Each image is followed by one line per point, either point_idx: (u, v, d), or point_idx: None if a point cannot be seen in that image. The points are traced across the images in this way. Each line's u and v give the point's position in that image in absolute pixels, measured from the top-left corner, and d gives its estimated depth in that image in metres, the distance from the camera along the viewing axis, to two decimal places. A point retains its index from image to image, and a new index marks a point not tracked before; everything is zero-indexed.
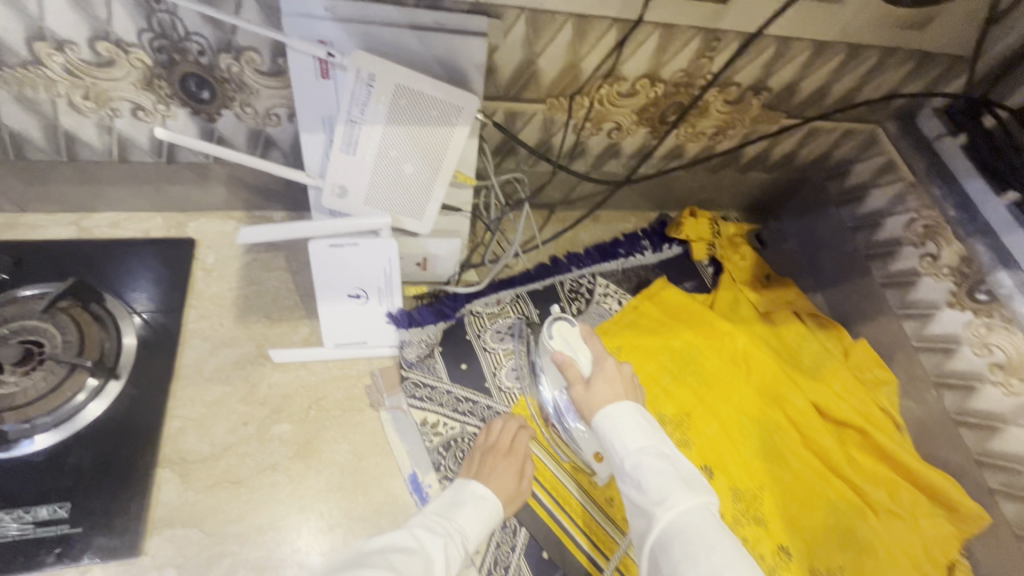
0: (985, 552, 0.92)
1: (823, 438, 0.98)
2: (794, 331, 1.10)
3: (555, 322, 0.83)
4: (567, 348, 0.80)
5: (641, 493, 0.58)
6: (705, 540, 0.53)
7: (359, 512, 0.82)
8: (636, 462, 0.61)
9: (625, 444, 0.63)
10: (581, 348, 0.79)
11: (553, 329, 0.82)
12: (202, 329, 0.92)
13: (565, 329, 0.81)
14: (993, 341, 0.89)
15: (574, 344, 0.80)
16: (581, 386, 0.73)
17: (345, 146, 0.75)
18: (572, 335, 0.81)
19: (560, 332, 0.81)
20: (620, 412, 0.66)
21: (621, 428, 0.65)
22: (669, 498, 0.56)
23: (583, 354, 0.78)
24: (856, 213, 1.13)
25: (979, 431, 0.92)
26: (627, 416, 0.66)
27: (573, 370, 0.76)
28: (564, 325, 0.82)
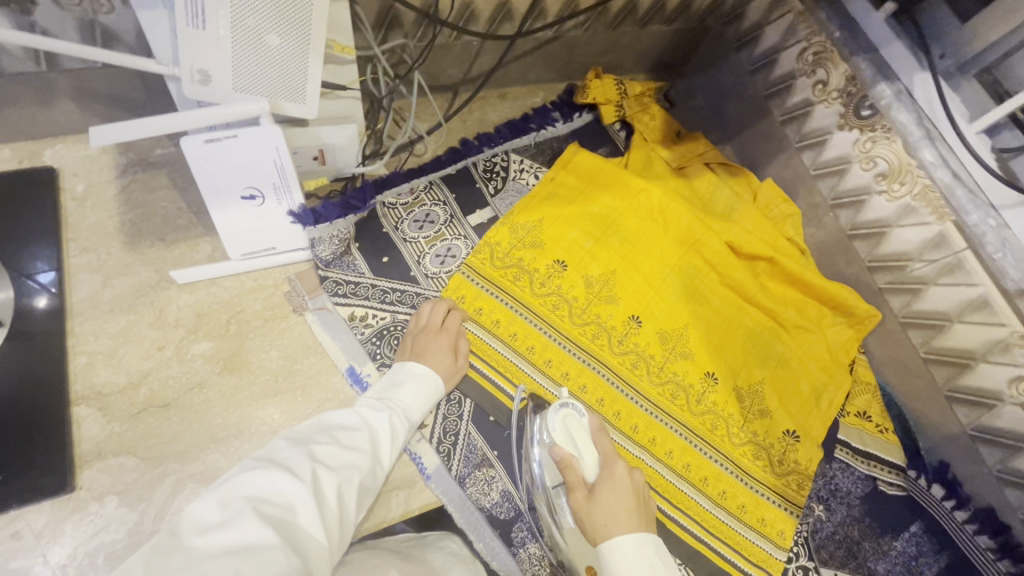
0: (878, 345, 1.03)
1: (737, 273, 1.05)
2: (704, 181, 1.14)
3: (561, 409, 0.82)
4: (571, 443, 0.80)
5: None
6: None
7: (301, 412, 0.82)
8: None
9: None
10: (587, 448, 0.79)
11: (556, 416, 0.81)
12: (88, 261, 0.84)
13: (572, 420, 0.81)
14: (876, 153, 0.94)
15: (577, 436, 0.80)
16: (583, 494, 0.75)
17: (191, 20, 0.66)
18: (578, 428, 0.81)
19: (564, 422, 0.81)
20: (636, 550, 0.68)
21: (635, 571, 0.66)
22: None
23: (587, 450, 0.79)
24: (754, 55, 1.14)
25: (869, 241, 1.00)
26: (638, 559, 0.67)
27: (576, 473, 0.77)
28: (571, 413, 0.81)
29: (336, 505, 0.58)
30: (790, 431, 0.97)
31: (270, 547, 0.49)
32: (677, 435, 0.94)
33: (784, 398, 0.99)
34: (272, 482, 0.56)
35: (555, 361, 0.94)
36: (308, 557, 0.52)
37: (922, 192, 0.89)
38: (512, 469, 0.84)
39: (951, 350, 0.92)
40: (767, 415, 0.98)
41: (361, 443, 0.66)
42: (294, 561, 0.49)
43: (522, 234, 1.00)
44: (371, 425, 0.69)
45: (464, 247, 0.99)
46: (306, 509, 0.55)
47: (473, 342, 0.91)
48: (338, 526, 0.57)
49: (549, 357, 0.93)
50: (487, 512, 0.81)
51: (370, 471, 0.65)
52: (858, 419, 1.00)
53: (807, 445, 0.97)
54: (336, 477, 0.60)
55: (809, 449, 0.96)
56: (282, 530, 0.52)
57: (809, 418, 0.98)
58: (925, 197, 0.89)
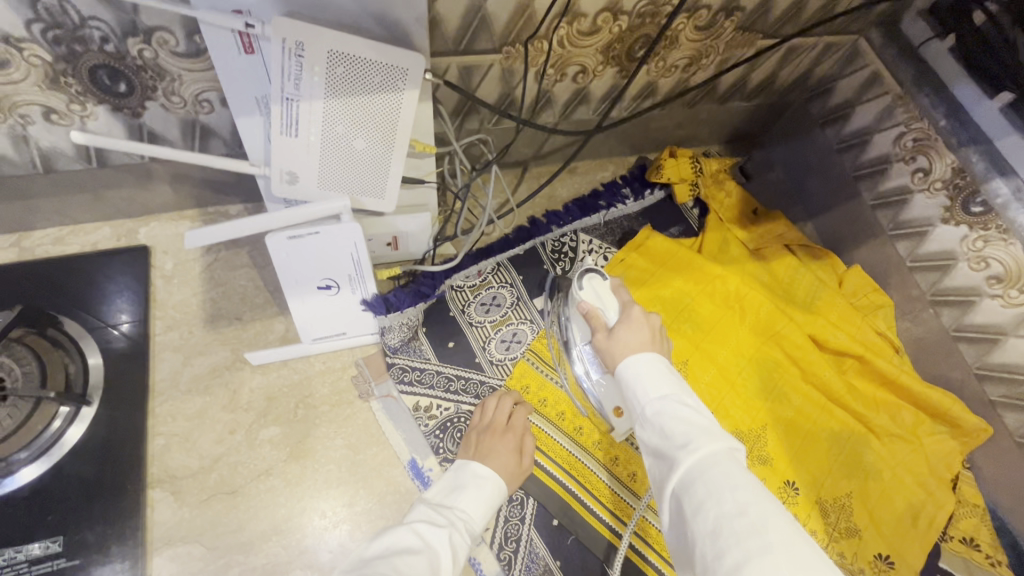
0: (986, 462, 0.93)
1: (822, 370, 0.97)
2: (787, 265, 1.07)
3: (586, 275, 0.76)
4: (596, 298, 0.74)
5: (663, 438, 0.54)
6: (735, 488, 0.48)
7: (363, 504, 0.81)
8: (657, 410, 0.56)
9: (644, 391, 0.58)
10: (610, 302, 0.73)
11: (582, 281, 0.76)
12: (171, 340, 0.87)
13: (597, 281, 0.75)
14: (989, 254, 0.86)
15: (602, 294, 0.73)
16: (604, 335, 0.68)
17: (285, 128, 0.69)
18: (604, 288, 0.74)
19: (592, 284, 0.74)
20: (646, 362, 0.60)
21: (639, 367, 0.60)
22: (694, 441, 0.51)
23: (609, 300, 0.73)
24: (842, 133, 1.07)
25: (978, 346, 0.90)
26: (649, 364, 0.60)
27: (599, 321, 0.71)
28: (596, 277, 0.75)
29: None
30: (882, 555, 0.88)
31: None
32: None
33: (876, 515, 0.90)
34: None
35: (622, 461, 0.88)
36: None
37: None
38: None
39: None
40: (855, 534, 0.89)
41: (420, 573, 0.58)
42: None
43: None
44: (431, 549, 0.62)
45: (530, 331, 0.96)
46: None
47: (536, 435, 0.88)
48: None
49: (615, 454, 0.88)
50: None
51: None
52: (963, 546, 0.89)
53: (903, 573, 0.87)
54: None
55: None
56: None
57: (905, 541, 0.88)
58: None
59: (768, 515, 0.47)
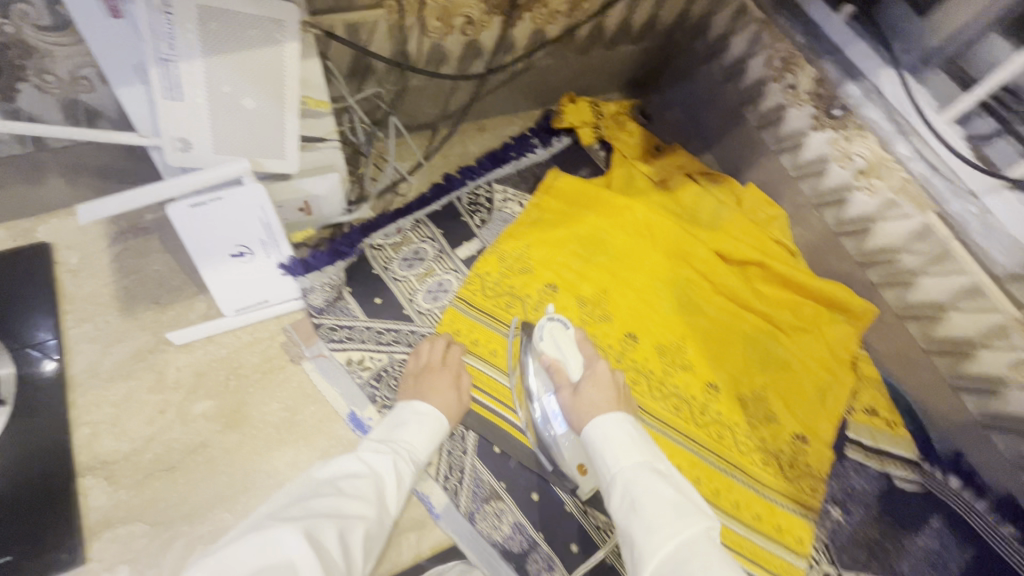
0: (878, 339, 1.03)
1: (729, 280, 1.05)
2: (689, 191, 1.15)
3: (548, 322, 0.87)
4: (556, 349, 0.86)
5: (634, 511, 0.65)
6: (700, 562, 0.59)
7: (307, 460, 0.82)
8: (628, 479, 0.68)
9: (617, 460, 0.71)
10: (572, 355, 0.85)
11: (543, 329, 0.87)
12: (86, 332, 0.85)
13: (558, 330, 0.87)
14: (853, 151, 0.95)
15: (563, 344, 0.86)
16: (570, 392, 0.83)
17: (167, 92, 0.68)
18: (564, 338, 0.87)
19: (552, 333, 0.87)
20: (613, 424, 0.75)
21: (615, 441, 0.73)
22: (664, 519, 0.63)
23: (572, 356, 0.85)
24: (723, 65, 1.16)
25: (856, 236, 1.00)
26: (616, 428, 0.74)
27: (563, 375, 0.85)
28: (557, 325, 0.87)
29: (340, 558, 0.59)
30: (798, 434, 0.96)
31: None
32: (684, 449, 0.92)
33: (789, 401, 0.99)
34: (274, 539, 0.57)
35: None
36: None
37: (902, 186, 0.90)
38: (522, 500, 0.84)
39: (949, 340, 0.91)
40: (773, 419, 0.97)
41: (366, 491, 0.68)
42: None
43: (511, 262, 1.02)
44: (377, 472, 0.70)
45: (455, 280, 0.99)
46: (308, 561, 0.56)
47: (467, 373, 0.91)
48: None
49: None
50: (500, 547, 0.80)
51: (376, 519, 0.67)
52: (866, 416, 0.99)
53: (816, 447, 0.96)
54: (336, 523, 0.62)
55: (819, 451, 0.95)
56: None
57: (816, 420, 0.97)
58: (906, 191, 0.89)
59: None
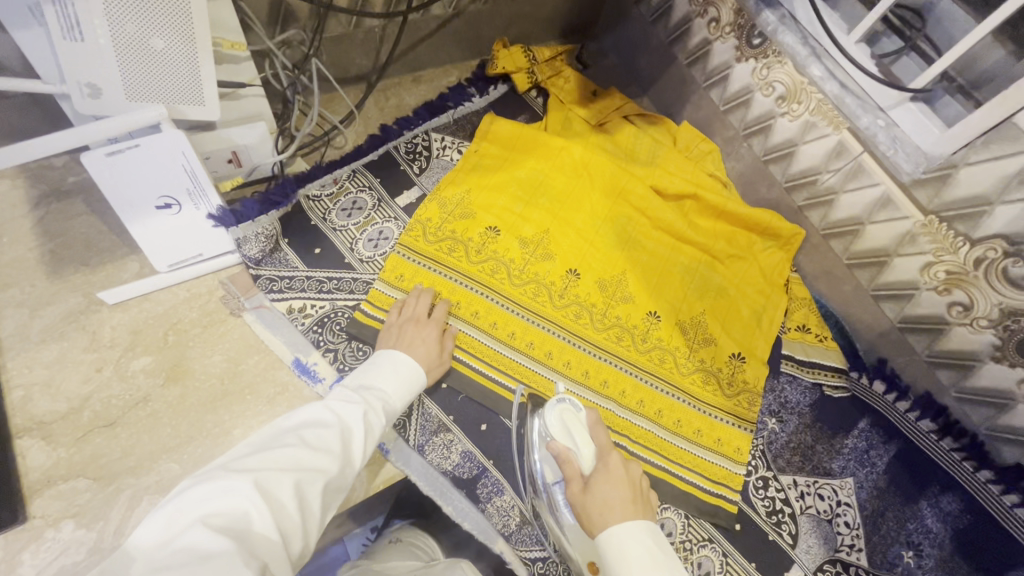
0: (807, 262, 1.08)
1: (666, 214, 1.08)
2: (625, 132, 1.17)
3: (558, 404, 0.80)
4: (568, 436, 0.77)
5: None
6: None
7: (253, 408, 0.82)
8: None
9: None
10: (584, 440, 0.76)
11: (554, 411, 0.79)
12: (11, 296, 0.83)
13: (569, 412, 0.79)
14: (773, 78, 0.99)
15: (573, 428, 0.77)
16: (579, 486, 0.72)
17: (67, 33, 0.66)
18: (576, 421, 0.78)
19: (563, 416, 0.78)
20: (636, 541, 0.64)
21: (635, 562, 0.63)
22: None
23: (585, 442, 0.76)
24: (651, 5, 1.18)
25: (782, 162, 1.04)
26: (639, 545, 0.64)
27: (573, 466, 0.74)
28: (568, 408, 0.79)
29: (296, 510, 0.57)
30: (736, 354, 1.01)
31: (222, 557, 0.48)
32: (628, 375, 0.96)
33: (726, 325, 1.03)
34: (227, 492, 0.54)
35: (499, 324, 0.96)
36: (263, 562, 0.51)
37: (817, 106, 0.93)
38: (469, 430, 0.88)
39: (868, 252, 0.96)
40: (713, 342, 1.02)
41: (330, 444, 0.64)
42: (251, 566, 0.48)
43: (451, 208, 1.02)
44: (343, 423, 0.68)
45: (396, 228, 1.00)
46: (261, 514, 0.53)
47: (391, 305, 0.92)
48: (298, 528, 0.56)
49: (493, 319, 0.96)
50: (450, 474, 0.84)
51: (340, 471, 0.64)
52: (798, 333, 1.04)
53: (753, 364, 1.00)
54: (293, 476, 0.59)
55: (756, 368, 1.00)
56: (234, 537, 0.51)
57: (753, 340, 1.02)
58: (822, 111, 0.94)
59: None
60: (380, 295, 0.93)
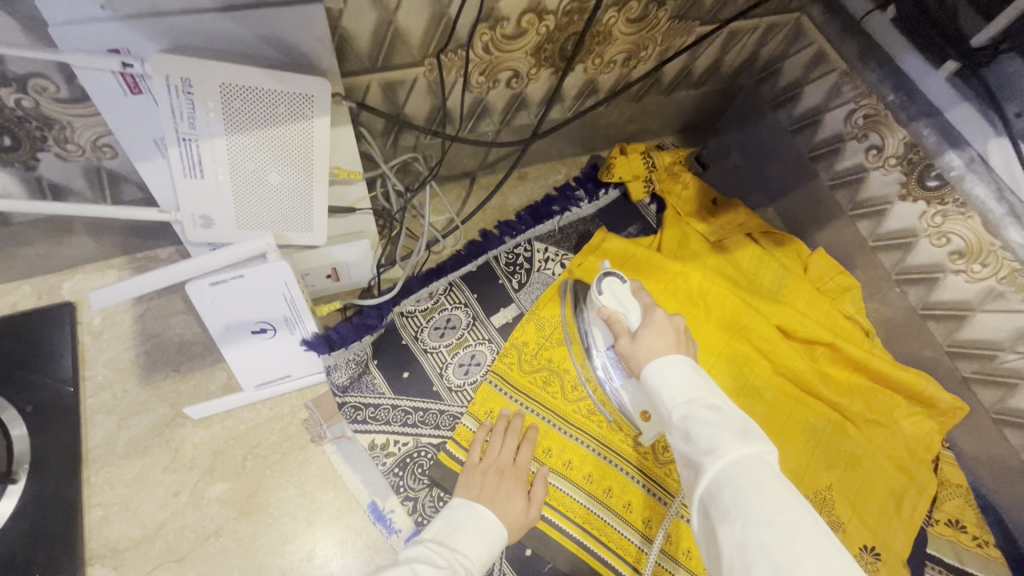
0: (967, 440, 0.90)
1: (793, 361, 0.94)
2: (750, 254, 1.04)
3: (605, 279, 0.75)
4: (617, 302, 0.73)
5: (690, 444, 0.53)
6: (760, 490, 0.48)
7: (323, 554, 0.77)
8: (683, 414, 0.55)
9: (669, 395, 0.58)
10: (632, 304, 0.72)
11: (601, 284, 0.74)
12: (104, 401, 0.81)
13: (616, 286, 0.74)
14: (949, 229, 0.83)
15: (623, 298, 0.73)
16: (627, 339, 0.68)
17: (189, 170, 0.63)
18: (625, 292, 0.73)
19: (611, 287, 0.74)
20: (668, 365, 0.60)
21: (667, 375, 0.59)
22: (718, 445, 0.51)
23: (632, 305, 0.72)
24: (794, 115, 1.04)
25: (946, 323, 0.88)
26: (673, 367, 0.60)
27: (621, 325, 0.70)
28: (615, 280, 0.74)
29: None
30: (867, 546, 0.85)
31: None
32: None
33: (859, 507, 0.88)
34: None
35: (596, 478, 0.85)
36: None
37: (1010, 276, 0.77)
38: None
39: None
40: (840, 526, 0.86)
41: None
42: None
43: (550, 331, 0.93)
44: None
45: (488, 352, 0.92)
46: None
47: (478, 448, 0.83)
48: None
49: (589, 472, 0.85)
50: None
51: None
52: (950, 529, 0.87)
53: (891, 564, 0.84)
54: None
55: (893, 569, 0.84)
56: None
57: (890, 531, 0.86)
58: (1015, 283, 0.77)
59: (795, 525, 0.46)
60: (466, 432, 0.84)
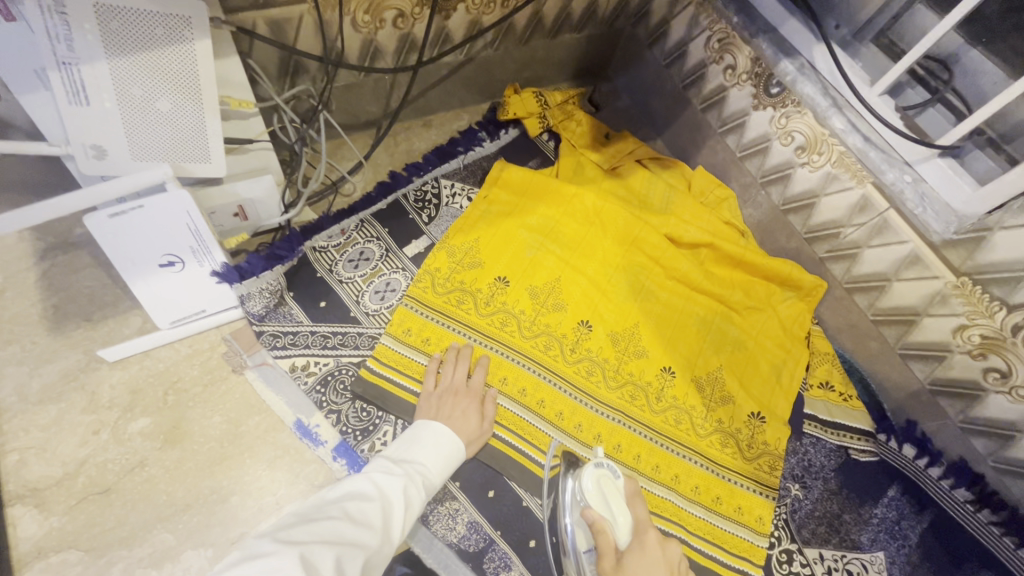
0: (831, 314, 1.04)
1: (681, 264, 1.05)
2: (639, 177, 1.14)
3: (595, 469, 0.74)
4: (604, 505, 0.71)
5: None
6: None
7: (251, 473, 0.80)
8: None
9: None
10: (622, 511, 0.69)
11: (591, 477, 0.73)
12: (12, 354, 0.81)
13: (607, 480, 0.73)
14: (792, 128, 0.96)
15: (611, 499, 0.71)
16: (612, 564, 0.65)
17: (73, 97, 0.65)
18: (614, 491, 0.72)
19: (599, 482, 0.72)
20: None
21: None
22: None
23: (621, 515, 0.69)
24: (665, 49, 1.16)
25: (802, 213, 1.01)
26: None
27: (608, 538, 0.66)
28: (605, 474, 0.73)
29: None
30: (755, 413, 0.96)
31: None
32: (642, 438, 0.92)
33: (745, 382, 0.99)
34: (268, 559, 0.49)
35: (510, 379, 0.92)
36: None
37: (840, 159, 0.90)
38: (477, 498, 0.84)
39: (895, 310, 0.93)
40: (731, 401, 0.97)
41: (371, 519, 0.62)
42: None
43: (460, 257, 0.99)
44: (385, 498, 0.65)
45: (404, 279, 0.98)
46: None
47: (397, 361, 0.88)
48: None
49: (504, 375, 0.92)
50: (456, 547, 0.80)
51: (377, 550, 0.60)
52: (822, 391, 0.99)
53: (774, 424, 0.96)
54: (336, 547, 0.54)
55: (777, 429, 0.95)
56: None
57: (773, 399, 0.97)
58: (844, 164, 0.90)
59: None
60: (386, 349, 0.89)
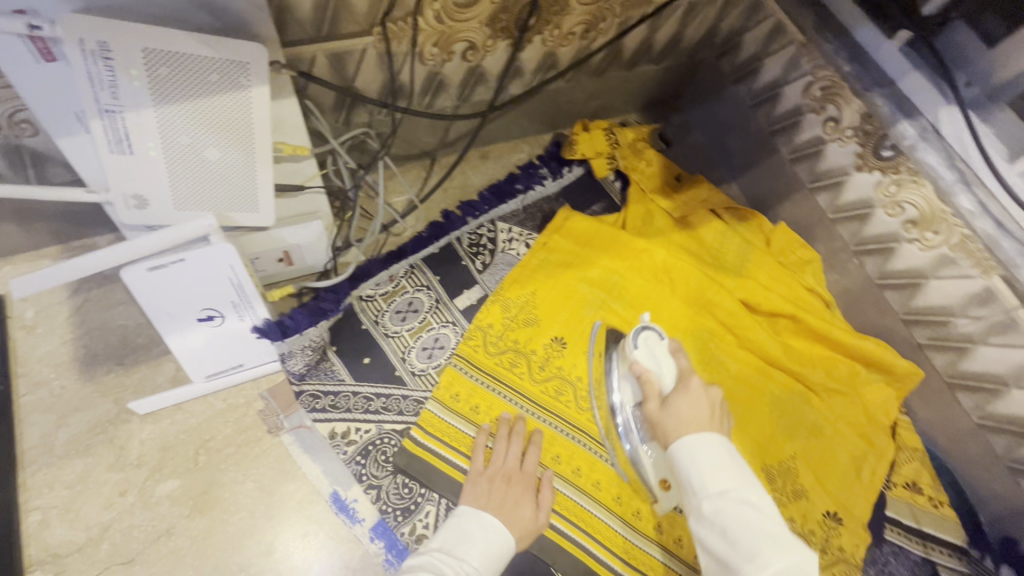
0: (920, 404, 0.94)
1: (756, 334, 0.94)
2: (713, 230, 1.03)
3: (641, 331, 0.73)
4: (651, 359, 0.71)
5: (725, 544, 0.54)
6: None
7: (283, 547, 0.75)
8: (721, 511, 0.55)
9: (704, 485, 0.57)
10: (667, 366, 0.70)
11: (637, 337, 0.73)
12: (40, 399, 0.76)
13: (653, 340, 0.72)
14: (903, 199, 0.84)
15: (658, 355, 0.70)
16: (657, 405, 0.67)
17: (115, 145, 0.58)
18: (660, 348, 0.71)
19: (646, 342, 0.72)
20: (707, 444, 0.60)
21: (705, 463, 0.59)
22: (761, 557, 0.51)
23: (667, 366, 0.70)
24: (753, 89, 1.04)
25: (902, 291, 0.90)
26: (710, 448, 0.59)
27: (653, 386, 0.68)
28: (652, 335, 0.73)
29: None
30: (829, 513, 0.86)
31: None
32: None
33: (820, 474, 0.89)
34: None
35: (563, 457, 0.83)
36: None
37: (961, 242, 0.79)
38: None
39: (1011, 419, 0.83)
40: (803, 496, 0.87)
41: None
42: None
43: (514, 312, 0.90)
44: None
45: (453, 335, 0.89)
46: None
47: (443, 431, 0.81)
48: None
49: (557, 452, 0.83)
50: None
51: None
52: (908, 492, 0.89)
53: (851, 528, 0.86)
54: None
55: (854, 534, 0.85)
56: None
57: (852, 497, 0.87)
58: (965, 248, 0.79)
59: None
60: (431, 417, 0.81)
